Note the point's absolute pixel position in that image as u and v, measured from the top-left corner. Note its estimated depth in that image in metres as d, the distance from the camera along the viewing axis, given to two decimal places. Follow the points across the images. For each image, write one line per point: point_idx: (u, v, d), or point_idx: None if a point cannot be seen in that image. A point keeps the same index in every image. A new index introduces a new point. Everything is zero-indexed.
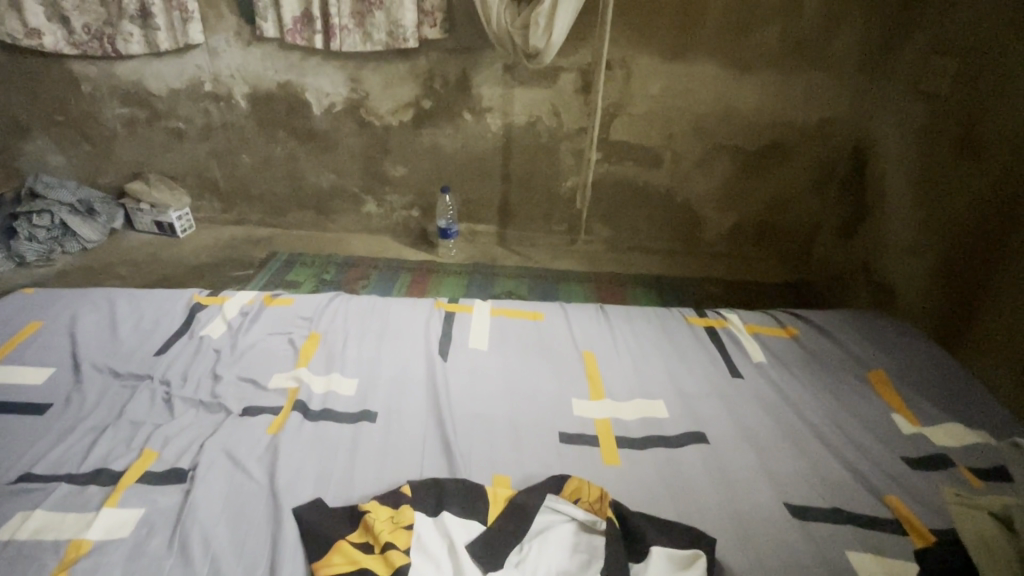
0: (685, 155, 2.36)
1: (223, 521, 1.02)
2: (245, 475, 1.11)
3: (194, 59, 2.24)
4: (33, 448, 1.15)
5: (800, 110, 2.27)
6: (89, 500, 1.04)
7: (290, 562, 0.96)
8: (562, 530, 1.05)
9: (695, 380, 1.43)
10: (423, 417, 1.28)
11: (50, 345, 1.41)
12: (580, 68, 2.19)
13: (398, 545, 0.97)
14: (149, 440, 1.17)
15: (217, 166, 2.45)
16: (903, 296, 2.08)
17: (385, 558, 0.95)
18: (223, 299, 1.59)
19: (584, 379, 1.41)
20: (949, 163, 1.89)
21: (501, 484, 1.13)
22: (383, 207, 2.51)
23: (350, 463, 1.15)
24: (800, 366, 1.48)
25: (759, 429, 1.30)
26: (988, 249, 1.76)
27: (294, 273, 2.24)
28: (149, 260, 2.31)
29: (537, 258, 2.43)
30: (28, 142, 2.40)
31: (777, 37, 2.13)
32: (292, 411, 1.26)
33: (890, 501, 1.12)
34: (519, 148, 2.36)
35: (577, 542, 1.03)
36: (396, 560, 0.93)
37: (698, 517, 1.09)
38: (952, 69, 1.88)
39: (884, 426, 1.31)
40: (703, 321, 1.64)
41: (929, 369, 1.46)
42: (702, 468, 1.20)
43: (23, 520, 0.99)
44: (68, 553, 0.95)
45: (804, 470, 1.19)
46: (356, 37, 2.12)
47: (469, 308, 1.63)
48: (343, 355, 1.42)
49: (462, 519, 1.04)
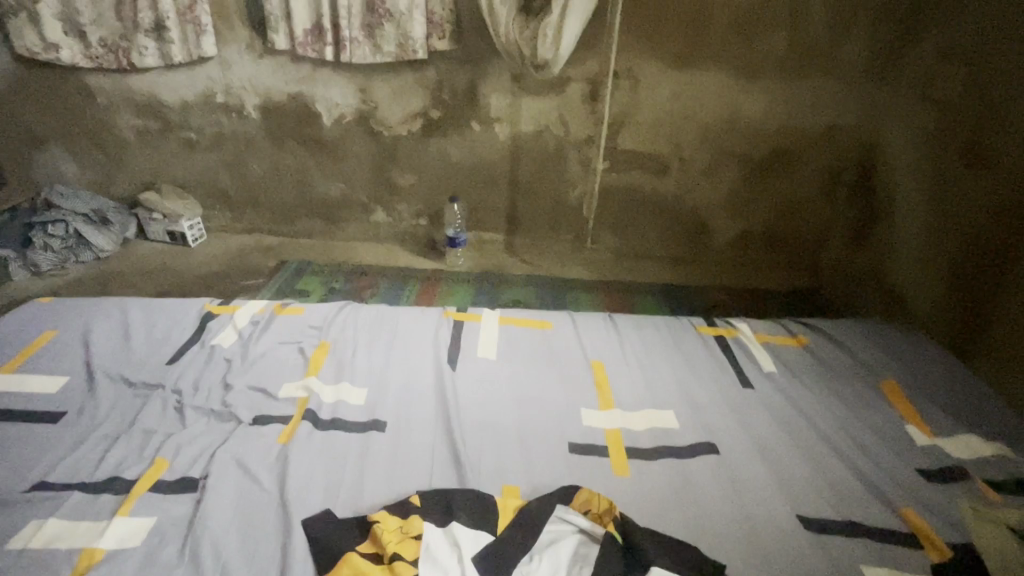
0: (694, 164, 2.36)
1: (235, 531, 1.03)
2: (255, 484, 1.12)
3: (206, 71, 2.28)
4: (47, 457, 1.16)
5: (809, 118, 2.27)
6: (102, 508, 1.05)
7: (300, 571, 0.96)
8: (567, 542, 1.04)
9: (705, 389, 1.42)
10: (431, 427, 1.28)
11: (64, 354, 1.43)
12: (588, 77, 2.21)
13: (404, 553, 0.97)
14: (160, 449, 1.17)
15: (228, 176, 2.48)
16: (915, 305, 2.05)
17: (391, 568, 0.95)
18: (233, 308, 1.61)
19: (593, 388, 1.41)
20: (961, 170, 1.88)
21: (511, 495, 1.13)
22: (392, 216, 2.53)
23: (359, 472, 1.16)
24: (812, 376, 1.47)
25: (771, 439, 1.29)
26: (1002, 255, 1.75)
27: (303, 282, 2.25)
28: (161, 269, 2.33)
29: (545, 266, 2.43)
30: (44, 153, 2.44)
31: (785, 45, 2.13)
32: (302, 419, 1.27)
33: (906, 514, 1.10)
34: (526, 156, 2.37)
35: (580, 550, 1.02)
36: (399, 569, 0.94)
37: (708, 528, 1.09)
38: (963, 76, 1.89)
39: (897, 437, 1.29)
40: (712, 330, 1.64)
41: (940, 378, 1.45)
42: (713, 480, 1.19)
43: (38, 528, 1.01)
44: (81, 561, 0.96)
45: (817, 481, 1.18)
46: (366, 48, 2.15)
47: (477, 316, 1.63)
48: (353, 363, 1.43)
49: (473, 530, 1.03)
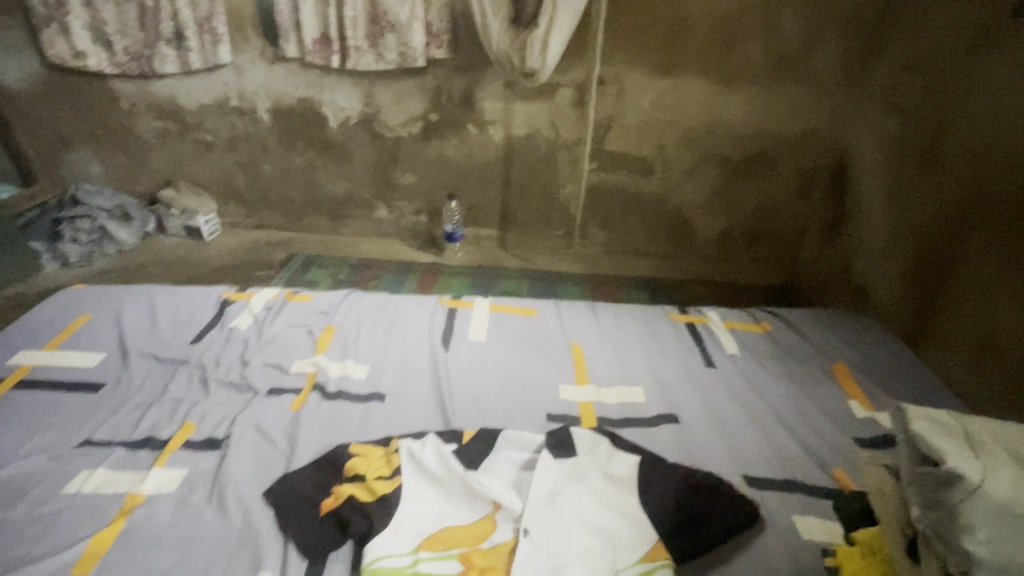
0: (677, 165, 2.51)
1: (254, 482, 1.19)
2: (271, 445, 1.29)
3: (222, 77, 2.45)
4: (90, 420, 1.33)
5: (783, 123, 2.42)
6: (141, 461, 1.23)
7: (308, 511, 1.13)
8: (509, 454, 1.27)
9: (673, 369, 1.58)
10: (425, 398, 1.45)
11: (100, 334, 1.60)
12: (576, 84, 2.36)
13: (388, 470, 1.20)
14: (188, 414, 1.35)
15: (240, 174, 2.65)
16: (875, 298, 2.18)
17: (368, 463, 1.22)
18: (248, 295, 1.78)
19: (571, 367, 1.57)
20: (917, 172, 2.00)
21: (487, 442, 1.29)
22: (393, 212, 2.70)
23: (361, 434, 1.33)
24: (770, 358, 1.63)
25: (727, 412, 1.44)
26: (945, 251, 1.84)
27: (311, 274, 2.42)
28: (180, 261, 2.51)
29: (538, 260, 2.59)
30: (71, 153, 2.62)
31: (760, 55, 2.28)
32: (311, 391, 1.44)
33: (837, 474, 1.26)
34: (519, 157, 2.53)
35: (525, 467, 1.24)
36: (380, 489, 1.15)
37: (666, 473, 1.23)
38: (920, 85, 2.01)
39: (841, 410, 1.45)
40: (684, 317, 1.79)
41: (886, 363, 1.60)
42: (671, 445, 1.35)
43: (88, 477, 1.19)
44: (126, 503, 1.14)
45: (763, 447, 1.34)
46: (370, 56, 2.31)
47: (470, 304, 1.79)
48: (356, 344, 1.60)
49: (441, 453, 1.23)
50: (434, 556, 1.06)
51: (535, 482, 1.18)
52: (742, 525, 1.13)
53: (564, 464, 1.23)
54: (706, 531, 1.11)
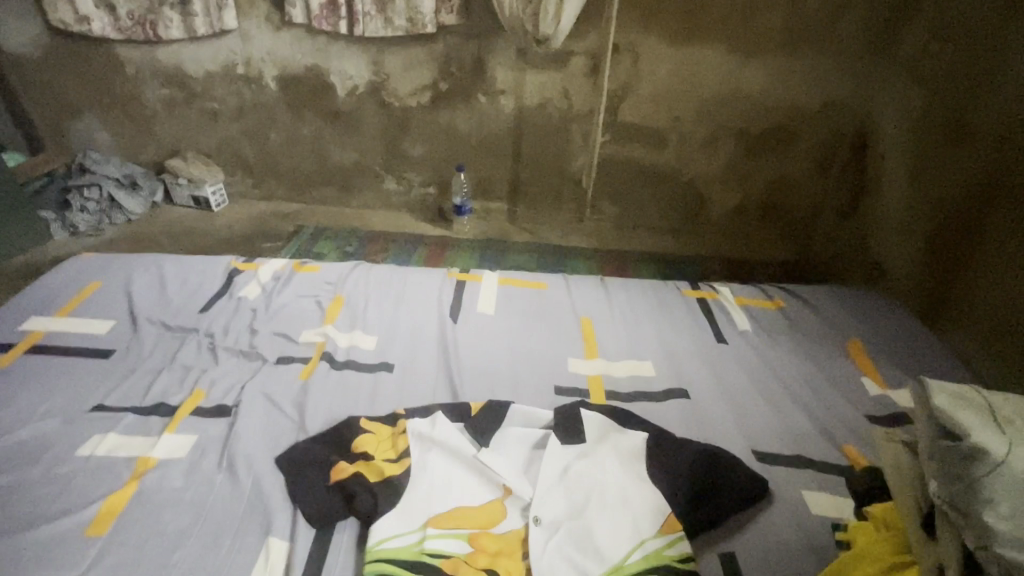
0: (691, 138, 2.46)
1: (263, 449, 1.20)
2: (280, 412, 1.29)
3: (228, 44, 2.40)
4: (101, 385, 1.34)
5: (802, 95, 2.34)
6: (152, 427, 1.24)
7: (316, 478, 1.14)
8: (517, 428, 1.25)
9: (683, 344, 1.56)
10: (434, 369, 1.45)
11: (109, 301, 1.60)
12: (590, 52, 2.29)
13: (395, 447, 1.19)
14: (198, 381, 1.35)
15: (248, 144, 2.62)
16: (891, 277, 2.14)
17: (375, 438, 1.21)
18: (256, 265, 1.76)
19: (581, 341, 1.56)
20: (939, 147, 1.94)
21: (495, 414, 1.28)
22: (402, 184, 2.67)
23: (370, 403, 1.33)
24: (783, 335, 1.60)
25: (737, 387, 1.43)
26: (967, 228, 1.80)
27: (319, 246, 2.41)
28: (189, 231, 2.50)
29: (547, 234, 2.56)
30: (77, 121, 2.60)
31: (781, 23, 2.20)
32: (320, 360, 1.44)
33: (848, 450, 1.25)
34: (530, 128, 2.48)
35: (534, 453, 1.21)
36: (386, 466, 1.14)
37: (675, 446, 1.22)
38: (947, 55, 1.93)
39: (853, 388, 1.43)
40: (696, 293, 1.76)
41: (901, 341, 1.57)
42: (680, 419, 1.34)
43: (100, 440, 1.20)
44: (137, 466, 1.15)
45: (774, 423, 1.33)
46: (378, 22, 2.25)
47: (478, 277, 1.77)
48: (364, 315, 1.59)
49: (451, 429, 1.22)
50: (443, 540, 1.04)
51: (546, 465, 1.16)
52: (751, 499, 1.12)
53: (573, 438, 1.22)
54: (715, 505, 1.10)
